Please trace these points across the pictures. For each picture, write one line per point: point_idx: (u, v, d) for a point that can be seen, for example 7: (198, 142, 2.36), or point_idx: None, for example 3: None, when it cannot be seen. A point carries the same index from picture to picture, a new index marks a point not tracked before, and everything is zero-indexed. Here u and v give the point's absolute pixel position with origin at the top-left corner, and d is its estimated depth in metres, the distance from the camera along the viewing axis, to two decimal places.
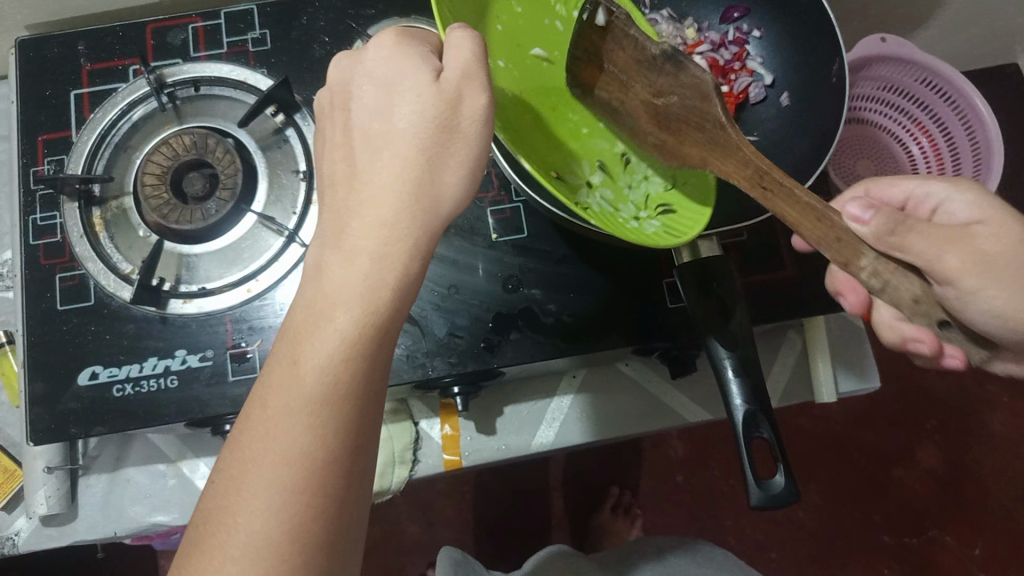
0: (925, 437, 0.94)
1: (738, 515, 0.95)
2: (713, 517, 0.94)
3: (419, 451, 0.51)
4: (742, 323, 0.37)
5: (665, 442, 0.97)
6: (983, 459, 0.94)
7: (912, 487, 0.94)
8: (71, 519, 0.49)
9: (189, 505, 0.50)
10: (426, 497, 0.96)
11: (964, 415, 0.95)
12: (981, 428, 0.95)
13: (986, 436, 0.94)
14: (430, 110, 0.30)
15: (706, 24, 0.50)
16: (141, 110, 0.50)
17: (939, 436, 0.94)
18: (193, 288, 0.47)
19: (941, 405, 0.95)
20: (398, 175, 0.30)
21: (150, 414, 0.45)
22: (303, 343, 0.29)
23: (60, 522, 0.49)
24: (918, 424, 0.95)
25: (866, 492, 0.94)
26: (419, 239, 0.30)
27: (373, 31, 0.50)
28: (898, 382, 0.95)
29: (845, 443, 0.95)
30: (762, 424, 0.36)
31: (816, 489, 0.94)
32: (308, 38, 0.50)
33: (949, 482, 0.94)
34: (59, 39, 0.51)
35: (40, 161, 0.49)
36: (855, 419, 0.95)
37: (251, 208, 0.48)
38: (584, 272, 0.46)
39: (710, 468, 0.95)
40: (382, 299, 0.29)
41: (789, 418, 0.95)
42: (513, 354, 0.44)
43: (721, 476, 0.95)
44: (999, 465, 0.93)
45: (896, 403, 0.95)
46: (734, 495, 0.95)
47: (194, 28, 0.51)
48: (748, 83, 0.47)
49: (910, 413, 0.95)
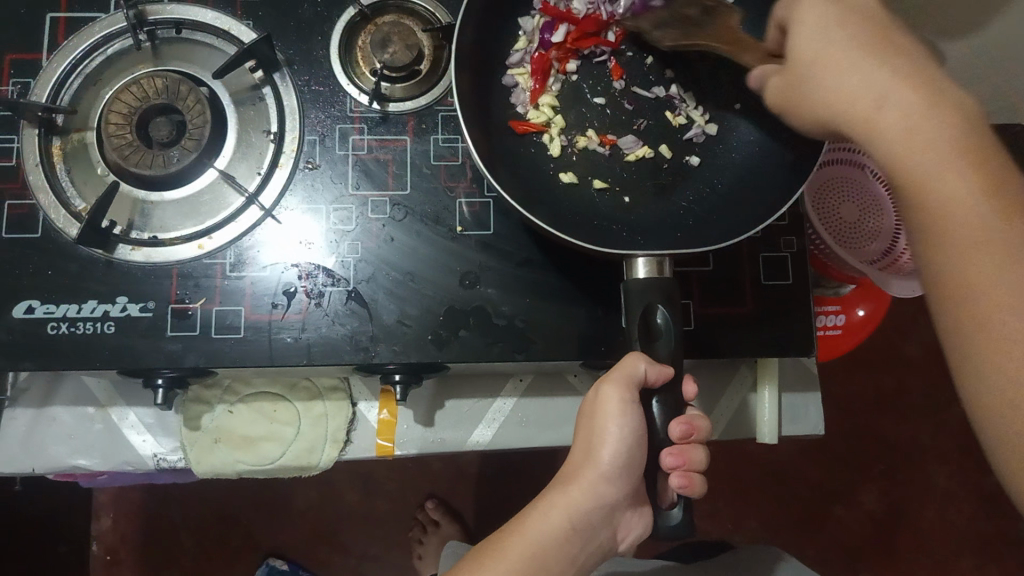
0: (871, 484, 1.19)
1: (836, 521, 1.19)
2: (789, 539, 1.18)
3: (743, 393, 0.68)
4: (730, 354, 0.59)
5: (789, 491, 1.20)
6: (922, 516, 1.18)
7: (857, 523, 1.19)
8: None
9: (660, 374, 0.47)
10: (495, 402, 0.66)
11: (912, 470, 1.19)
12: (926, 490, 1.19)
13: (928, 493, 1.18)
14: (617, 450, 0.49)
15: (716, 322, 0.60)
16: (538, 247, 0.60)
17: (887, 481, 1.19)
18: (430, 432, 0.66)
19: (914, 473, 1.19)
20: (586, 492, 0.50)
21: (383, 331, 0.57)
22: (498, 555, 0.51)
23: None
24: (866, 470, 1.19)
25: (873, 550, 1.18)
26: (581, 506, 0.50)
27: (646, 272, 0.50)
28: (871, 520, 1.18)
29: (825, 522, 1.19)
30: (725, 323, 0.59)
31: (782, 520, 1.19)
32: (630, 238, 0.57)
33: (889, 522, 1.18)
34: (425, 234, 0.59)
35: (411, 218, 0.60)
36: (777, 515, 1.19)
37: (505, 412, 0.66)
38: (743, 339, 0.59)
39: (771, 520, 1.19)
40: (574, 495, 0.50)
41: (760, 481, 1.20)
42: (698, 322, 0.59)
43: (773, 499, 1.19)
44: (983, 503, 1.18)
45: (870, 529, 1.18)
46: (798, 509, 1.19)
47: (469, 209, 0.60)
48: (775, 341, 0.59)
49: (877, 533, 1.18)
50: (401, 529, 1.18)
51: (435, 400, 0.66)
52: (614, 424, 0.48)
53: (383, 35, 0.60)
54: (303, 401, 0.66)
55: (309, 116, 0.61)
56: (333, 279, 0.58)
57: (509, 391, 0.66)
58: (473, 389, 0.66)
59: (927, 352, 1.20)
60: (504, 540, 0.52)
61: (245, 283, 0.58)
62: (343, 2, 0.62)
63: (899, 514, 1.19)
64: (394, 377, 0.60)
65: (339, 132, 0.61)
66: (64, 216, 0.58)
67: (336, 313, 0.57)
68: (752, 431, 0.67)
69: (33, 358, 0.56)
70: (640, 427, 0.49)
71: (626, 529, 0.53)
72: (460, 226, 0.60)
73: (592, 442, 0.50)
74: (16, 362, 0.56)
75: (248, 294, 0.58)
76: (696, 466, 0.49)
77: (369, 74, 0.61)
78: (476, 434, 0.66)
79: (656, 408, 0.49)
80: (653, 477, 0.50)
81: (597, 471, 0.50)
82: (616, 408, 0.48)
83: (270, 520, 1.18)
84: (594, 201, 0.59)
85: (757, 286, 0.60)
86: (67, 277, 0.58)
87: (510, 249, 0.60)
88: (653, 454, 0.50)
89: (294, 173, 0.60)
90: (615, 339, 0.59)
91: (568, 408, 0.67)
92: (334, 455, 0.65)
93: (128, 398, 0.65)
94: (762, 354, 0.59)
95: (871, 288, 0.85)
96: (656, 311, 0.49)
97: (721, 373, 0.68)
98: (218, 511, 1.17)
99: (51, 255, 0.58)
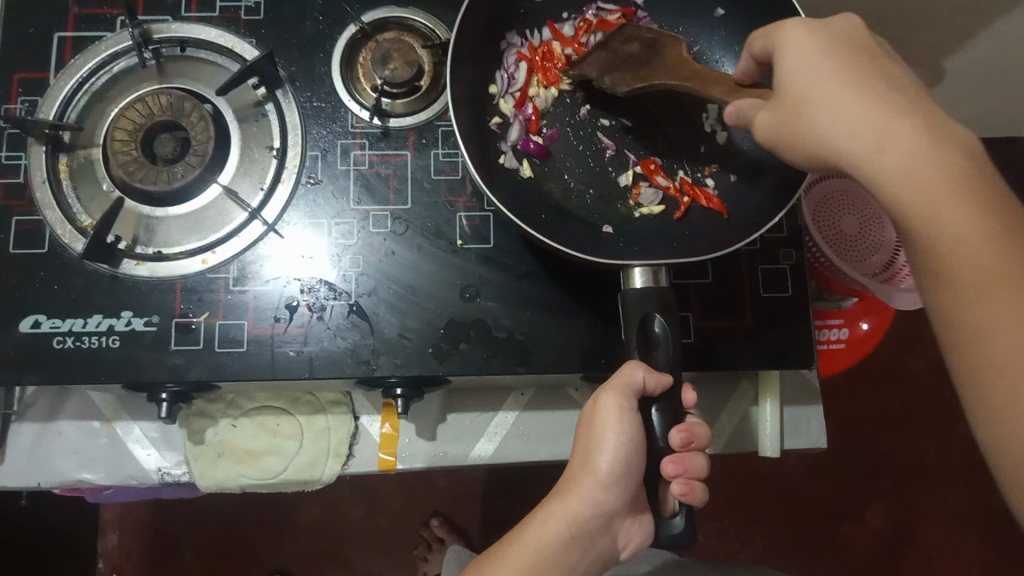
0: (883, 500, 1.18)
1: (847, 537, 1.17)
2: (799, 554, 1.17)
3: (746, 406, 0.67)
4: (729, 366, 0.59)
5: (799, 505, 1.18)
6: (934, 531, 1.17)
7: (868, 539, 1.17)
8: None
9: (658, 383, 0.47)
10: (496, 414, 0.66)
11: (923, 484, 1.18)
12: (937, 505, 1.17)
13: (940, 508, 1.17)
14: (616, 458, 0.49)
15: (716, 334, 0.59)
16: (537, 260, 0.60)
17: (898, 497, 1.18)
18: (432, 444, 0.66)
19: (925, 487, 1.18)
20: (586, 501, 0.50)
21: (383, 344, 0.57)
22: (499, 565, 0.51)
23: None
24: (876, 486, 1.18)
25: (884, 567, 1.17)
26: (581, 516, 0.50)
27: (640, 282, 0.50)
28: (882, 536, 1.17)
29: (835, 538, 1.18)
30: (724, 334, 0.59)
31: (792, 535, 1.18)
32: (626, 249, 0.57)
33: (901, 538, 1.17)
34: (426, 248, 0.60)
35: (410, 232, 0.60)
36: (786, 531, 1.18)
37: (507, 425, 0.66)
38: (744, 351, 0.59)
39: (779, 535, 1.18)
40: (573, 504, 0.50)
41: (769, 496, 1.19)
42: (697, 334, 0.59)
43: (783, 514, 1.18)
44: (995, 519, 1.16)
45: (881, 546, 1.17)
46: (808, 525, 1.18)
47: (468, 223, 0.60)
48: (777, 353, 0.59)
49: (889, 548, 1.17)
50: (408, 545, 1.18)
51: (436, 413, 0.66)
52: (613, 433, 0.48)
53: (383, 51, 0.61)
54: (305, 415, 0.66)
55: (312, 131, 0.61)
56: (335, 293, 0.58)
57: (509, 404, 0.66)
58: (475, 403, 0.66)
59: (936, 367, 1.19)
60: (505, 550, 0.52)
61: (247, 297, 0.58)
62: (344, 20, 0.63)
63: (911, 530, 1.17)
64: (395, 390, 0.60)
65: (341, 147, 0.61)
66: (69, 230, 0.59)
67: (337, 326, 0.58)
68: (755, 443, 0.67)
69: (38, 372, 0.57)
70: (639, 436, 0.49)
71: (628, 540, 0.53)
72: (460, 240, 0.60)
73: (591, 452, 0.49)
74: (21, 377, 0.57)
75: (249, 307, 0.58)
76: (697, 473, 0.49)
77: (370, 89, 0.62)
78: (477, 447, 0.66)
79: (656, 416, 0.49)
80: (652, 487, 0.50)
81: (596, 481, 0.49)
82: (614, 417, 0.48)
83: (276, 537, 1.17)
84: (592, 212, 0.59)
85: (758, 297, 0.60)
86: (72, 292, 0.58)
87: (510, 262, 0.60)
88: (652, 463, 0.49)
89: (294, 188, 0.60)
90: (615, 350, 0.59)
91: (570, 420, 0.67)
92: (337, 469, 0.65)
93: (132, 413, 0.65)
94: (763, 366, 0.59)
95: (876, 301, 0.85)
96: (653, 318, 0.49)
97: (723, 384, 0.67)
98: (225, 528, 1.17)
99: (57, 270, 0.59)
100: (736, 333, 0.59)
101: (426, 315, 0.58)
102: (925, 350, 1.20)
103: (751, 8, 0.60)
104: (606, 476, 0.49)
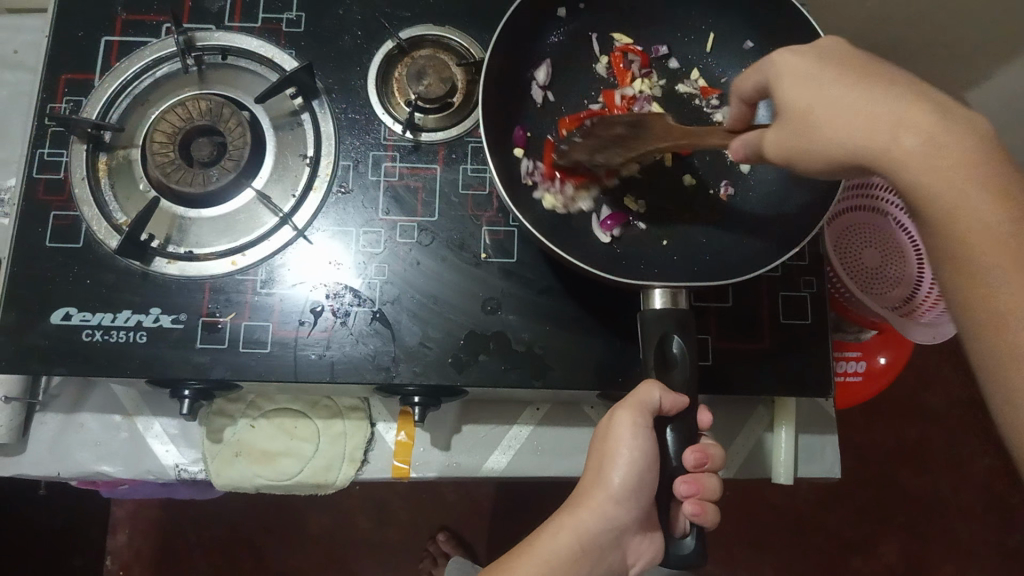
0: (889, 538, 1.17)
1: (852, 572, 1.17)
2: None
3: (761, 432, 0.68)
4: (743, 391, 0.59)
5: (806, 537, 1.18)
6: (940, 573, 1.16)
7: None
8: (22, 457, 0.65)
9: (674, 401, 0.48)
10: (511, 427, 0.67)
11: (931, 524, 1.17)
12: (945, 547, 1.16)
13: (947, 549, 1.16)
14: (629, 474, 0.50)
15: (732, 356, 0.60)
16: (558, 276, 0.61)
17: (904, 535, 1.17)
18: (448, 455, 0.67)
19: (934, 527, 1.17)
20: (596, 515, 0.51)
21: (404, 352, 0.58)
22: None
23: (20, 453, 0.65)
24: (883, 523, 1.18)
25: None
26: (590, 531, 0.51)
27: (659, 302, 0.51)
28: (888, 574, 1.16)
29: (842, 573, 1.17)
30: (739, 358, 0.60)
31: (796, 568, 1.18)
32: (642, 270, 0.58)
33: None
34: (450, 261, 0.61)
35: (435, 243, 0.61)
36: (793, 563, 1.18)
37: (521, 438, 0.67)
38: (759, 375, 0.60)
39: (786, 567, 1.17)
40: (585, 518, 0.51)
41: (776, 526, 1.18)
42: (714, 357, 0.60)
43: (789, 545, 1.18)
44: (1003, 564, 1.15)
45: None
46: (813, 558, 1.18)
47: (493, 238, 0.62)
48: (791, 380, 0.60)
49: None
50: (412, 558, 1.18)
51: (452, 425, 0.67)
52: (627, 449, 0.49)
53: (418, 68, 0.63)
54: (324, 419, 0.67)
55: (345, 142, 0.63)
56: (358, 299, 0.60)
57: (524, 418, 0.67)
58: (491, 415, 0.67)
59: (949, 405, 1.19)
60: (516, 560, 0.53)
61: (273, 300, 0.60)
62: (381, 36, 0.65)
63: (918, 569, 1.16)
64: (413, 398, 0.61)
65: (372, 158, 0.63)
66: (104, 226, 0.60)
67: (361, 333, 0.59)
68: (766, 468, 0.67)
69: (67, 363, 0.58)
70: (653, 452, 0.50)
71: (637, 557, 0.54)
72: (483, 253, 0.61)
73: (604, 466, 0.50)
74: (49, 367, 0.58)
75: (274, 308, 0.59)
76: (709, 494, 0.50)
77: (403, 104, 0.64)
78: (491, 460, 0.67)
79: (670, 435, 0.50)
80: (665, 506, 0.50)
81: (608, 496, 0.50)
82: (630, 432, 0.49)
83: (283, 544, 1.18)
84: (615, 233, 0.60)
85: (775, 323, 0.61)
86: (104, 286, 0.60)
87: (531, 278, 0.61)
88: (664, 481, 0.50)
89: (325, 196, 0.62)
90: (631, 369, 0.60)
91: (583, 437, 0.67)
92: (350, 473, 0.66)
93: (154, 409, 0.66)
94: (775, 390, 0.59)
95: (891, 336, 0.85)
96: (671, 338, 0.50)
97: (737, 409, 0.68)
98: (231, 532, 1.18)
99: (91, 265, 0.60)
100: (752, 358, 0.60)
101: (448, 327, 0.59)
102: (938, 388, 1.20)
103: (775, 42, 0.62)
104: (618, 490, 0.50)
